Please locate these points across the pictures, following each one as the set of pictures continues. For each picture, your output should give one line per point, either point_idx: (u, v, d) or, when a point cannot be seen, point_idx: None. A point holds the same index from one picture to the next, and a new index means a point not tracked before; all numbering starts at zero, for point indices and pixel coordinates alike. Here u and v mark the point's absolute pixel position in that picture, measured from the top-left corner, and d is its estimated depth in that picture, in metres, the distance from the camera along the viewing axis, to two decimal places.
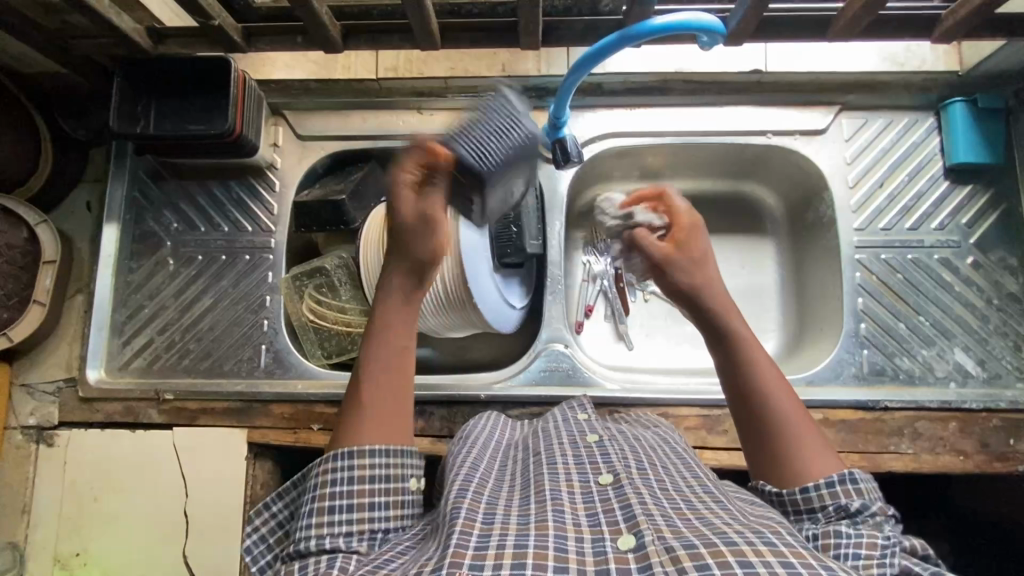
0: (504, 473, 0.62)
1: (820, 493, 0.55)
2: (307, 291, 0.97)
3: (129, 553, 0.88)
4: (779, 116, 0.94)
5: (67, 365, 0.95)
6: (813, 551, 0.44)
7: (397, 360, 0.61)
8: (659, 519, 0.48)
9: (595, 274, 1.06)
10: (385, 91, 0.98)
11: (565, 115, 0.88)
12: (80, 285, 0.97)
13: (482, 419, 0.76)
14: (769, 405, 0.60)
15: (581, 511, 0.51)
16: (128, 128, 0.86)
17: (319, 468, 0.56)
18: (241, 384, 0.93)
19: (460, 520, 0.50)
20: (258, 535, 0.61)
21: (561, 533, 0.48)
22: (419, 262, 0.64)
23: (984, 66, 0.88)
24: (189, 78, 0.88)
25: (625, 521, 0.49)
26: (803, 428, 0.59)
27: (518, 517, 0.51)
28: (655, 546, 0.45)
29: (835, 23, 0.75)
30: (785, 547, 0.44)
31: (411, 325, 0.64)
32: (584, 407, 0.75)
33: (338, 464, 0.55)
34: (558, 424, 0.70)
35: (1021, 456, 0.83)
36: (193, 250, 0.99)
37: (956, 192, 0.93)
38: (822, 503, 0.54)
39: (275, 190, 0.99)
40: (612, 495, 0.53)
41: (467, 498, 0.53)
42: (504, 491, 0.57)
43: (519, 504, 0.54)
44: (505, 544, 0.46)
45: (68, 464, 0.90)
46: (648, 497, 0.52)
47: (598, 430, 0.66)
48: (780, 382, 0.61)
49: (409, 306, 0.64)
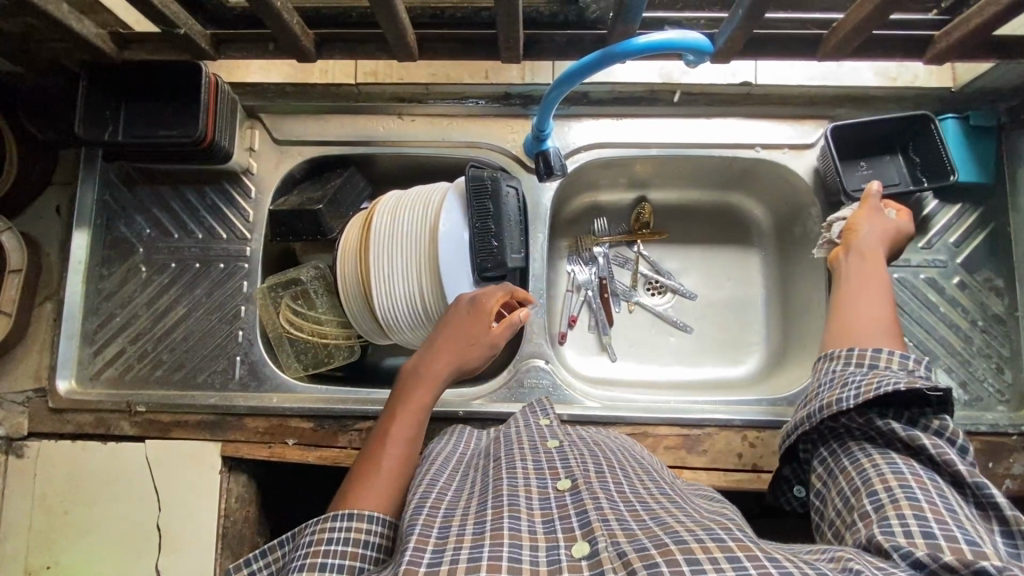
0: (463, 483, 0.59)
1: (888, 356, 0.62)
2: (283, 302, 0.95)
3: (101, 566, 0.86)
4: (766, 130, 0.92)
5: (37, 375, 0.93)
6: (760, 546, 0.43)
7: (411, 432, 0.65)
8: (614, 524, 0.47)
9: (579, 283, 1.05)
10: (364, 96, 0.95)
11: (548, 126, 0.85)
12: (49, 292, 0.94)
13: (448, 434, 0.74)
14: (851, 296, 0.71)
15: (538, 518, 0.50)
16: (96, 134, 0.83)
17: (317, 523, 0.54)
18: (215, 397, 0.91)
19: (414, 536, 0.47)
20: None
21: (517, 542, 0.46)
22: (457, 359, 0.74)
23: (978, 83, 0.87)
24: (157, 80, 0.85)
25: (580, 528, 0.48)
26: (883, 324, 0.67)
27: (473, 526, 0.48)
28: (608, 552, 0.44)
29: (826, 42, 0.73)
30: (733, 543, 0.43)
31: (425, 405, 0.69)
32: (546, 410, 0.72)
33: (336, 524, 0.53)
34: (520, 430, 0.68)
35: (998, 479, 0.83)
36: (166, 257, 0.96)
37: (944, 211, 0.92)
38: (886, 363, 0.62)
39: (251, 196, 0.96)
40: (569, 501, 0.51)
41: (422, 514, 0.50)
42: (463, 499, 0.55)
43: (475, 510, 0.51)
44: (460, 557, 0.44)
45: (39, 474, 0.88)
46: (604, 502, 0.51)
47: (558, 434, 0.65)
48: (886, 297, 0.70)
49: (429, 387, 0.71)
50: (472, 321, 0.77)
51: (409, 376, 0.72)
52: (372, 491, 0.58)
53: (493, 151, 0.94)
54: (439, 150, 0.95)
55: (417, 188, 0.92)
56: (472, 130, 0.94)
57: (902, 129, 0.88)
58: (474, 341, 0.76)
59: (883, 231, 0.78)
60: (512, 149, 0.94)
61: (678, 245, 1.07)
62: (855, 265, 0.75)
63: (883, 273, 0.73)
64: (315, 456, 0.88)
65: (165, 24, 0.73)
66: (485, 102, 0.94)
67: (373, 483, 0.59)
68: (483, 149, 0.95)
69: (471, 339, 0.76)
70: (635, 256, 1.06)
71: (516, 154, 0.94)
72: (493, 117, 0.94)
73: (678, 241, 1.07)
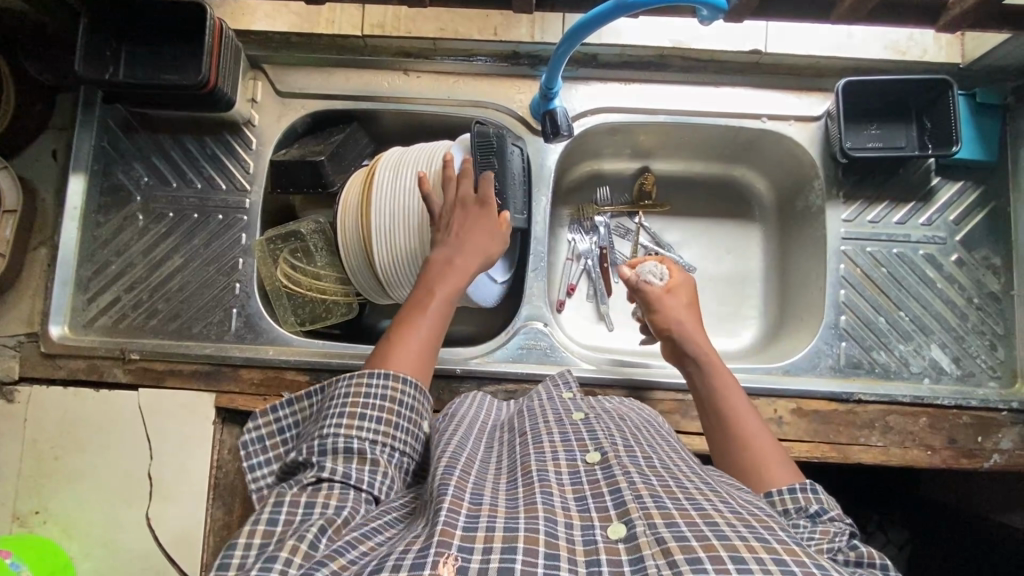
0: (489, 454, 0.59)
1: (782, 498, 0.57)
2: (282, 255, 0.95)
3: (89, 515, 0.85)
4: (775, 100, 0.92)
5: (29, 320, 0.91)
6: (807, 549, 0.41)
7: (441, 314, 0.69)
8: (649, 502, 0.45)
9: (579, 252, 1.04)
10: (370, 49, 0.94)
11: (556, 85, 0.85)
12: (44, 238, 0.93)
13: (468, 397, 0.74)
14: (726, 421, 0.68)
15: (569, 494, 0.48)
16: (96, 74, 0.82)
17: (353, 379, 0.58)
18: (210, 347, 0.91)
19: (449, 497, 0.46)
20: (256, 435, 0.61)
21: (551, 516, 0.45)
22: (476, 253, 0.75)
23: (986, 59, 0.87)
24: (160, 21, 0.84)
25: (614, 508, 0.46)
26: (763, 445, 0.64)
27: (506, 501, 0.48)
28: (646, 537, 0.42)
29: (840, 5, 0.74)
30: (778, 544, 0.41)
31: (452, 295, 0.71)
32: (571, 385, 0.72)
33: (374, 381, 0.58)
34: (544, 403, 0.67)
35: (986, 453, 0.84)
36: (164, 206, 0.95)
37: (947, 187, 0.92)
38: (784, 505, 0.56)
39: (252, 147, 0.95)
40: (601, 475, 0.50)
41: (454, 476, 0.50)
42: (490, 472, 0.55)
43: (506, 487, 0.51)
44: (495, 527, 0.44)
45: (29, 420, 0.87)
46: (636, 477, 0.49)
47: (583, 408, 0.64)
48: (744, 407, 0.69)
49: (454, 281, 0.72)
50: (473, 207, 0.77)
51: (436, 264, 0.74)
52: (407, 356, 0.63)
53: (498, 111, 0.94)
54: (444, 108, 0.94)
55: (421, 145, 0.90)
56: (479, 89, 0.94)
57: (924, 90, 0.87)
58: (482, 229, 0.77)
59: (687, 295, 0.82)
60: (517, 110, 0.93)
61: (680, 216, 1.07)
62: (708, 388, 0.72)
63: (730, 375, 0.73)
64: None
65: None
66: (492, 61, 0.94)
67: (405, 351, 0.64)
68: (490, 110, 0.94)
69: (476, 226, 0.76)
70: (636, 227, 1.06)
71: (522, 115, 0.93)
72: (499, 77, 0.94)
73: (679, 212, 1.07)
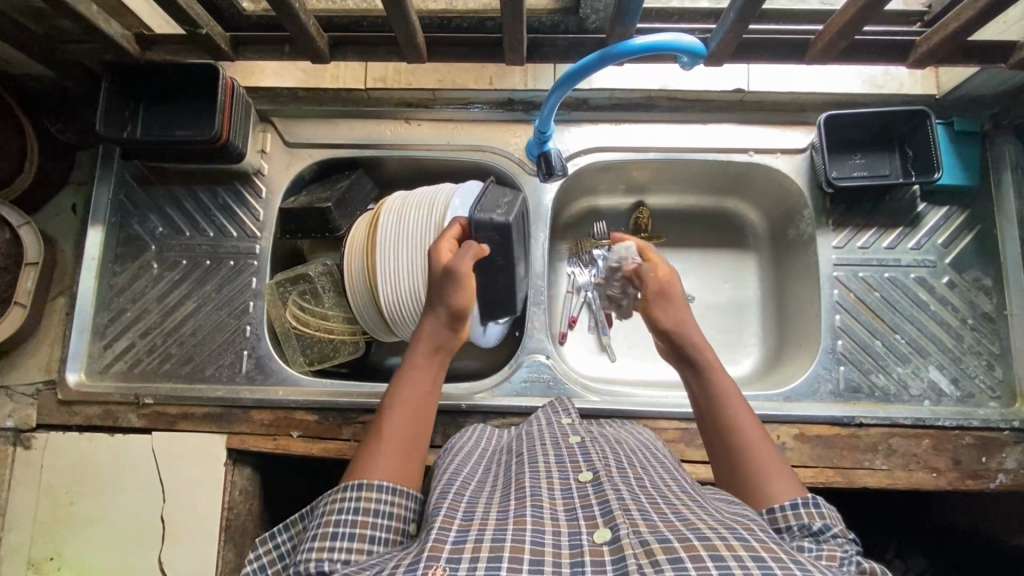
0: (486, 475, 0.61)
1: (785, 514, 0.56)
2: (291, 297, 0.98)
3: (104, 557, 0.86)
4: (760, 135, 0.96)
5: (47, 368, 0.94)
6: (784, 548, 0.43)
7: (419, 406, 0.66)
8: (635, 513, 0.47)
9: (579, 285, 1.07)
10: (373, 101, 0.99)
11: (549, 129, 0.90)
12: (62, 288, 0.97)
13: (468, 430, 0.75)
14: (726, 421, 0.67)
15: (559, 507, 0.50)
16: (114, 133, 0.88)
17: (329, 499, 0.56)
18: (221, 389, 0.93)
19: (441, 517, 0.48)
20: (259, 564, 0.62)
21: (539, 527, 0.46)
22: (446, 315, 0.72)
23: (960, 90, 0.91)
24: (174, 83, 0.89)
25: (601, 516, 0.47)
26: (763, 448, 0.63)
27: (497, 513, 0.50)
28: (630, 539, 0.43)
29: (813, 46, 0.79)
30: (757, 543, 0.42)
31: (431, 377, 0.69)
32: (568, 411, 0.74)
33: (346, 495, 0.56)
34: (541, 427, 0.69)
35: (992, 474, 0.85)
36: (177, 254, 0.99)
37: (933, 213, 0.95)
38: (787, 523, 0.56)
39: (262, 195, 1.00)
40: (591, 491, 0.51)
41: (449, 499, 0.52)
42: (485, 490, 0.56)
43: (499, 500, 0.53)
44: (483, 538, 0.45)
45: (45, 466, 0.89)
46: (626, 493, 0.50)
47: (579, 431, 0.65)
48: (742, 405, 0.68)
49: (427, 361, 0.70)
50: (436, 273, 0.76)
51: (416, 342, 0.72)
52: (388, 461, 0.60)
53: (494, 154, 0.98)
54: (444, 153, 0.99)
55: (423, 188, 0.93)
56: (476, 134, 0.99)
57: (904, 119, 0.91)
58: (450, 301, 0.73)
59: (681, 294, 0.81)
60: (514, 153, 0.98)
61: (677, 248, 1.10)
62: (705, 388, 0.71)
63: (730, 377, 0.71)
64: (319, 448, 0.89)
65: (188, 24, 0.79)
66: (488, 108, 0.99)
67: (384, 446, 0.61)
68: (488, 152, 0.98)
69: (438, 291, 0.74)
70: None
71: (519, 157, 0.98)
72: (495, 122, 0.99)
73: (675, 245, 1.10)
